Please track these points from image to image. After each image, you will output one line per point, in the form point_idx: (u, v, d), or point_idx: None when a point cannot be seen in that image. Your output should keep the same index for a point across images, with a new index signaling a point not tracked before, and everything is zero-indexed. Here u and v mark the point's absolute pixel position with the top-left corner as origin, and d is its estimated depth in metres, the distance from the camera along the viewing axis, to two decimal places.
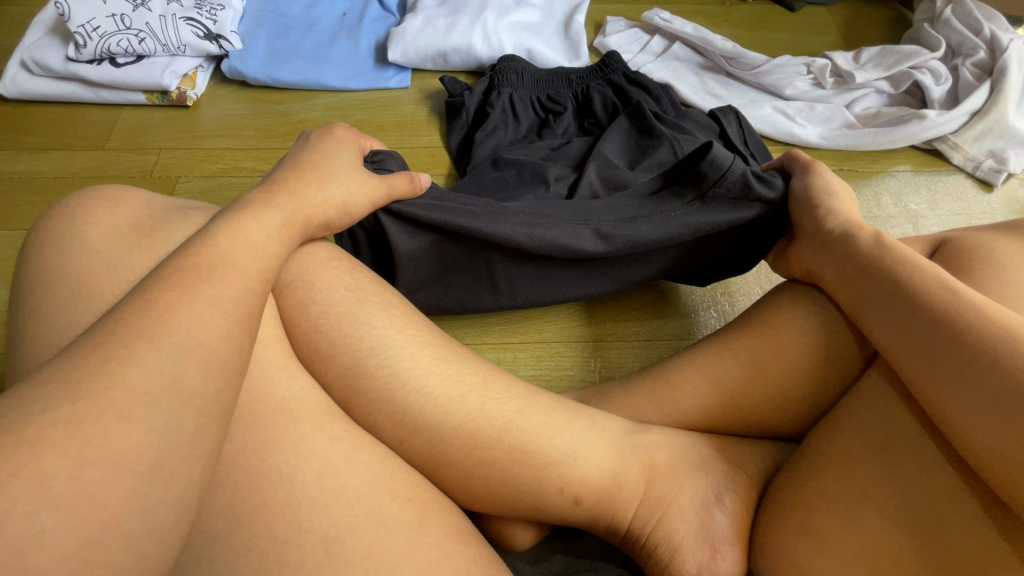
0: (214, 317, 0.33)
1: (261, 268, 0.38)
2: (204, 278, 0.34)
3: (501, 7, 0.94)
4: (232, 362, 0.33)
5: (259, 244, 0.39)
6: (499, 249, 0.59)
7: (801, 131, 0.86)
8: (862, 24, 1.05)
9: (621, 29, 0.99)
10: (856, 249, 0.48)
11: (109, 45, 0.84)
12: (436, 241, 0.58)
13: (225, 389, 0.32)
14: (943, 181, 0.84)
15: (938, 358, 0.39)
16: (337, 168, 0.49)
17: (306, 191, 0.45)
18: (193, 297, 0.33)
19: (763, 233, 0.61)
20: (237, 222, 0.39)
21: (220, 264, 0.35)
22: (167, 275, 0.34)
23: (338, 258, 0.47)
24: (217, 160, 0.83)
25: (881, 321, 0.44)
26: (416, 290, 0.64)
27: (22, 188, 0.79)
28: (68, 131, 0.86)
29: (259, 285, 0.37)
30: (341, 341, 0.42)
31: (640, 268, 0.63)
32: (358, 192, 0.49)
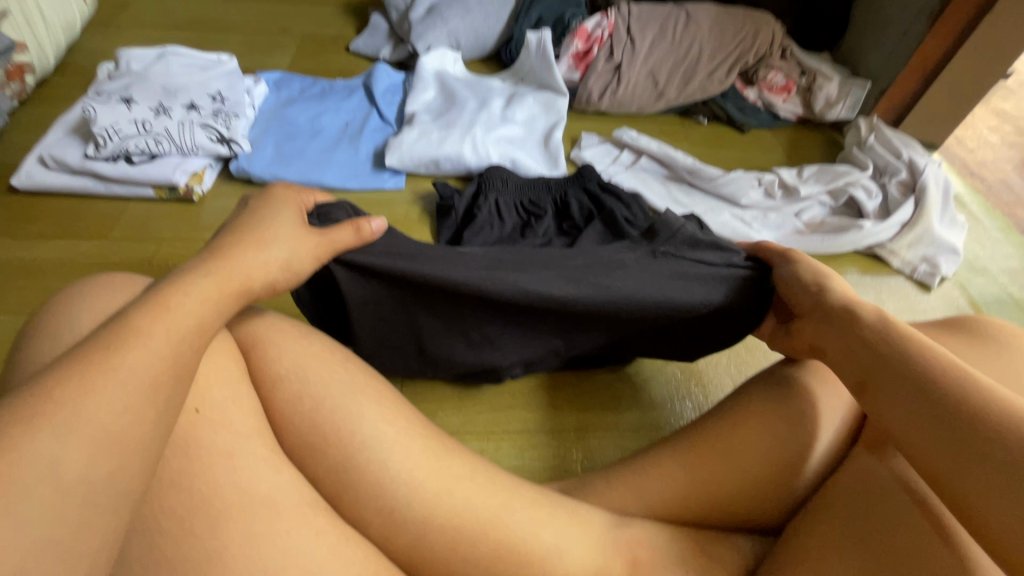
0: (118, 402, 0.33)
1: (174, 330, 0.38)
2: (106, 352, 0.35)
3: (488, 124, 1.07)
4: (128, 440, 0.33)
5: (187, 316, 0.39)
6: (458, 296, 0.60)
7: (757, 235, 0.96)
8: (802, 146, 1.20)
9: (594, 144, 1.11)
10: (857, 323, 0.49)
11: (126, 145, 0.90)
12: (396, 287, 0.60)
13: (119, 473, 0.32)
14: (886, 282, 0.93)
15: (944, 438, 0.39)
16: (273, 228, 0.49)
17: (241, 257, 0.45)
18: (101, 381, 0.33)
19: (743, 301, 0.63)
20: (158, 298, 0.39)
21: (122, 335, 0.36)
22: (84, 351, 0.35)
23: (332, 350, 0.48)
24: None
25: (886, 398, 0.43)
26: (376, 334, 0.66)
27: (19, 273, 0.82)
28: (73, 222, 0.90)
29: (175, 360, 0.37)
30: (332, 433, 0.44)
31: (607, 330, 0.66)
32: (301, 249, 0.49)
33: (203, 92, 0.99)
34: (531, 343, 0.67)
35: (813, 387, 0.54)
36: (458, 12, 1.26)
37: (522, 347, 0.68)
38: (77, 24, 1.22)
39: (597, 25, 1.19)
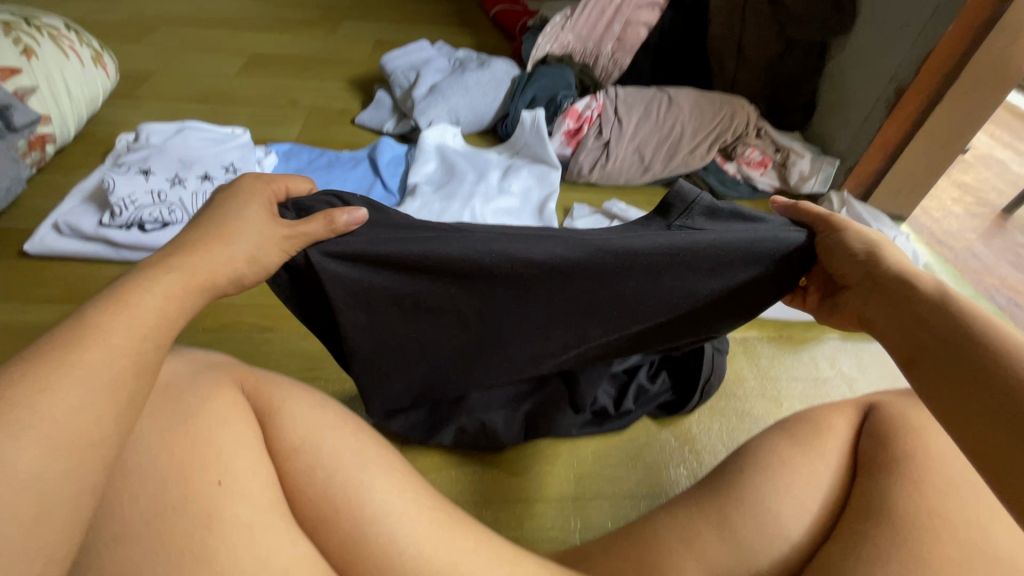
0: (74, 401, 0.35)
1: (137, 330, 0.40)
2: (70, 349, 0.37)
3: (486, 195, 1.14)
4: (86, 438, 0.35)
5: (150, 312, 0.41)
6: (456, 276, 0.56)
7: None
8: None
9: (586, 215, 1.18)
10: (912, 296, 0.49)
11: (141, 214, 0.94)
12: (389, 273, 0.55)
13: (76, 471, 0.34)
14: (867, 347, 0.98)
15: (971, 401, 0.41)
16: (242, 222, 0.49)
17: (202, 254, 0.46)
18: (58, 377, 0.35)
19: (774, 269, 0.57)
20: (118, 295, 0.41)
21: (85, 331, 0.38)
22: (48, 346, 0.37)
23: (344, 419, 0.50)
24: (220, 316, 0.90)
25: (934, 373, 0.44)
26: (371, 340, 0.60)
27: (26, 338, 0.83)
28: (81, 286, 0.92)
29: (134, 356, 0.39)
30: (344, 504, 0.45)
31: (625, 312, 0.59)
32: (265, 243, 0.50)
33: (217, 163, 1.05)
34: (538, 336, 0.61)
35: (802, 459, 0.56)
36: (457, 92, 1.36)
37: (528, 341, 0.62)
38: (101, 99, 1.30)
39: (586, 106, 1.30)
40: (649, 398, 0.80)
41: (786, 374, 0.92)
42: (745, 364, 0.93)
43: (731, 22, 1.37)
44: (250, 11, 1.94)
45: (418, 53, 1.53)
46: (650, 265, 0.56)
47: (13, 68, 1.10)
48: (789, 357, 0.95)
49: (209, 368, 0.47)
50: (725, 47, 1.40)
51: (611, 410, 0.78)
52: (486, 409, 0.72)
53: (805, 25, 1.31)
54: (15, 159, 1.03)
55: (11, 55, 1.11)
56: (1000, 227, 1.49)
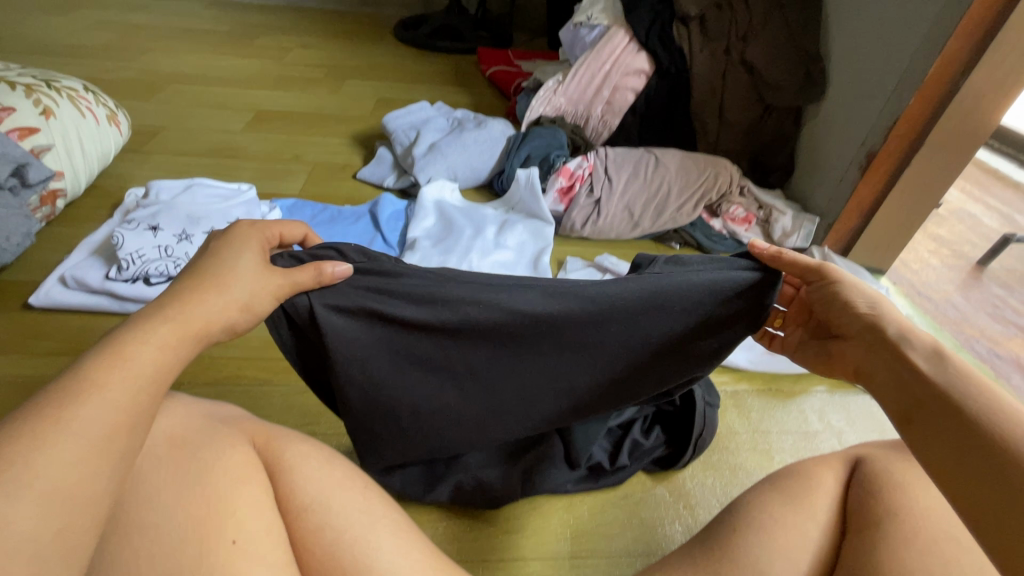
0: (71, 456, 0.35)
1: (133, 383, 0.40)
2: (68, 404, 0.37)
3: (483, 249, 1.18)
4: (78, 492, 0.35)
5: (148, 364, 0.41)
6: (446, 326, 0.59)
7: (732, 355, 1.03)
8: None
9: (579, 268, 1.22)
10: (907, 355, 0.50)
11: (147, 269, 0.98)
12: (383, 322, 0.59)
13: (68, 530, 0.34)
14: (854, 400, 1.00)
15: (968, 459, 0.42)
16: (235, 271, 0.50)
17: (202, 301, 0.47)
18: (56, 433, 0.35)
19: (738, 310, 0.60)
20: (116, 347, 0.41)
21: (82, 385, 0.38)
22: (46, 400, 0.37)
23: (354, 478, 0.52)
24: (219, 369, 0.91)
25: (932, 432, 0.45)
26: (372, 394, 0.62)
27: (24, 391, 0.83)
28: (83, 338, 0.93)
29: (132, 410, 0.39)
30: (351, 565, 0.46)
31: (605, 357, 0.62)
32: (260, 289, 0.51)
33: (223, 218, 1.09)
34: (526, 387, 0.63)
35: (793, 515, 0.57)
36: (456, 150, 1.44)
37: (516, 391, 0.63)
38: (112, 154, 1.35)
39: (578, 166, 1.38)
40: (645, 453, 0.81)
41: (777, 428, 0.94)
42: (735, 418, 0.94)
43: (712, 88, 1.48)
44: (258, 70, 2.04)
45: (419, 113, 1.62)
46: (627, 309, 0.59)
47: (31, 128, 1.16)
48: (778, 411, 0.97)
49: (226, 426, 0.49)
50: (706, 110, 1.50)
51: (605, 466, 0.79)
52: (481, 467, 0.74)
53: (781, 92, 1.40)
54: (27, 215, 1.06)
55: (30, 115, 1.17)
56: (976, 279, 1.54)
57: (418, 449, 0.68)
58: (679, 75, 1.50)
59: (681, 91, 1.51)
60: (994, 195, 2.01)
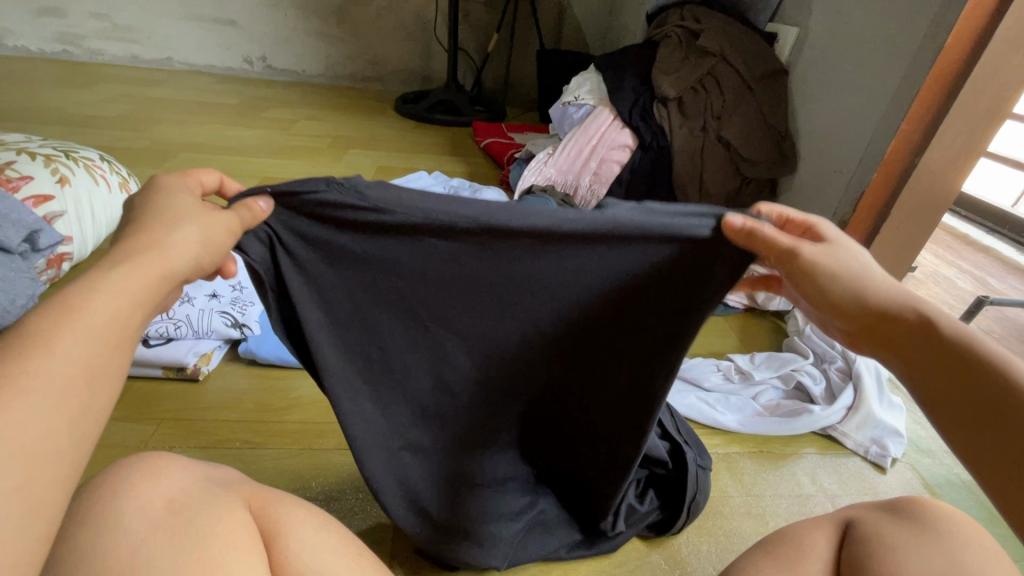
0: (30, 413, 0.34)
1: (97, 334, 0.39)
2: (31, 360, 0.35)
3: None
4: (40, 458, 0.34)
5: (106, 311, 0.40)
6: (398, 258, 0.57)
7: (722, 417, 1.04)
8: (753, 331, 1.37)
9: None
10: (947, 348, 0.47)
11: (147, 330, 1.01)
12: (334, 260, 0.57)
13: (27, 489, 0.33)
14: (844, 462, 1.01)
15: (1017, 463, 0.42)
16: (179, 210, 0.48)
17: (155, 238, 0.45)
18: (16, 390, 0.34)
19: (695, 261, 0.55)
20: (73, 298, 0.39)
21: (33, 338, 0.36)
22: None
23: (348, 545, 0.53)
24: (213, 432, 0.91)
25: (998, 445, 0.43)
26: (342, 344, 0.60)
27: None
28: None
29: (93, 364, 0.38)
30: None
31: (574, 286, 0.58)
32: (210, 221, 0.48)
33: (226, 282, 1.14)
34: (484, 324, 0.61)
35: None
36: None
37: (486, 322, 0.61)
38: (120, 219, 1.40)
39: None
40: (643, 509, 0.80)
41: (771, 491, 0.94)
42: (729, 480, 0.95)
43: (692, 161, 1.57)
44: (265, 140, 2.16)
45: (417, 181, 1.71)
46: (582, 235, 0.54)
47: (46, 195, 1.22)
48: (771, 473, 0.97)
49: (221, 490, 0.50)
50: (688, 180, 1.58)
51: (603, 531, 0.77)
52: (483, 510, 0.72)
53: (756, 165, 1.51)
54: (32, 276, 1.08)
55: (47, 183, 1.24)
56: None
57: (393, 414, 0.65)
58: (660, 148, 1.62)
59: (663, 162, 1.62)
60: (966, 259, 2.10)
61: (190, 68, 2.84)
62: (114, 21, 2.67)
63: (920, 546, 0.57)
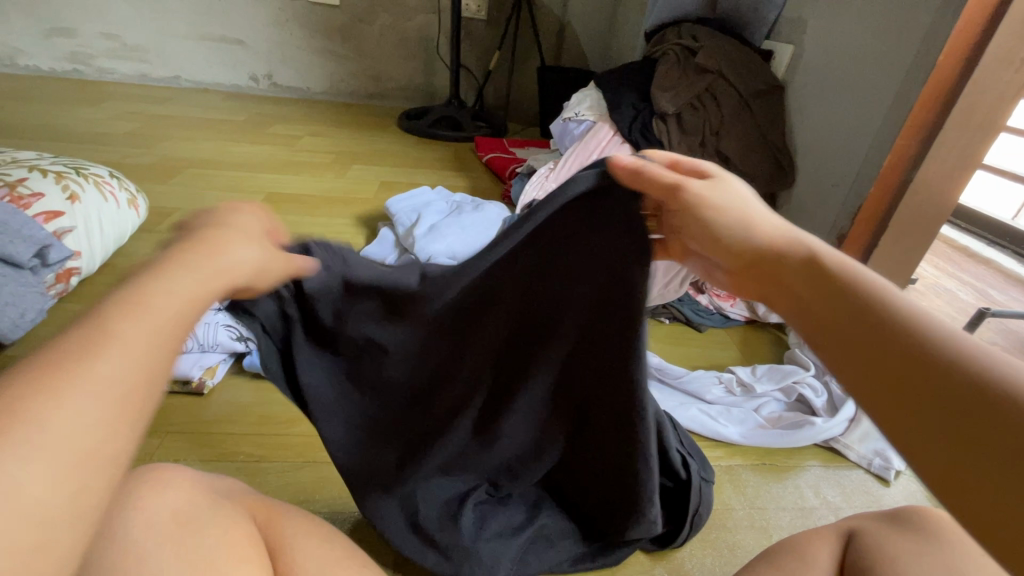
0: (82, 412, 0.31)
1: (161, 331, 0.37)
2: (89, 355, 0.33)
3: None
4: (85, 463, 0.31)
5: (169, 310, 0.38)
6: (361, 322, 0.63)
7: (724, 429, 1.05)
8: (754, 342, 1.38)
9: None
10: (808, 271, 0.47)
11: None
12: (303, 339, 0.65)
13: (64, 496, 0.29)
14: (847, 475, 1.01)
15: (886, 366, 0.40)
16: (246, 230, 0.49)
17: (220, 249, 0.45)
18: (69, 387, 0.31)
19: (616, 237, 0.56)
20: (137, 294, 0.37)
21: (97, 332, 0.34)
22: (60, 347, 0.33)
23: (351, 557, 0.54)
24: (217, 444, 0.91)
25: (856, 351, 0.42)
26: (338, 405, 0.68)
27: None
28: None
29: (151, 365, 0.35)
30: None
31: (522, 304, 0.60)
32: (271, 259, 0.51)
33: None
34: (444, 360, 0.64)
35: None
36: (455, 230, 1.51)
37: (446, 358, 0.63)
38: (128, 234, 1.43)
39: None
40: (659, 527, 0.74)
41: (773, 503, 0.94)
42: (732, 493, 0.95)
43: None
44: (270, 156, 2.19)
45: (420, 196, 1.73)
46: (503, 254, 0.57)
47: (56, 212, 1.24)
48: (774, 486, 0.97)
49: (226, 503, 0.51)
50: None
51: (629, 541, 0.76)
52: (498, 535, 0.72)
53: (755, 179, 1.53)
54: (42, 291, 1.10)
55: (57, 200, 1.26)
56: None
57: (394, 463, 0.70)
58: None
59: None
60: (966, 271, 2.11)
61: (198, 85, 2.89)
62: (124, 40, 2.73)
63: (922, 556, 0.57)
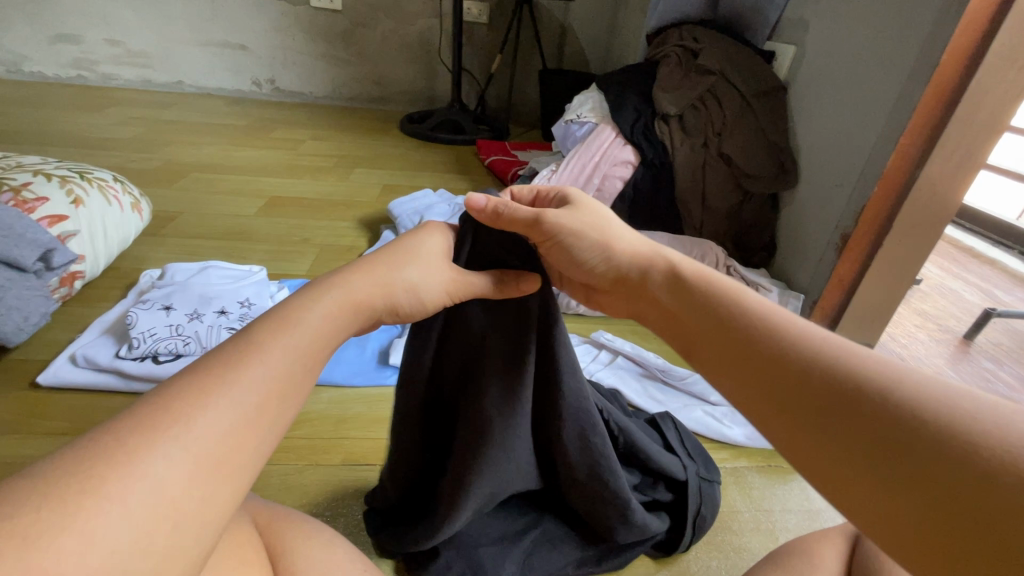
0: (229, 414, 0.38)
1: (297, 350, 0.45)
2: (241, 367, 0.41)
3: None
4: (226, 459, 0.37)
5: (306, 333, 0.46)
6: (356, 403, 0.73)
7: (729, 431, 1.04)
8: None
9: (575, 343, 1.23)
10: (712, 311, 0.51)
11: (157, 347, 1.02)
12: None
13: (206, 487, 0.35)
14: None
15: (790, 398, 0.42)
16: (413, 254, 0.58)
17: (384, 270, 0.55)
18: (223, 391, 0.39)
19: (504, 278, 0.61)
20: (285, 318, 0.47)
21: (246, 350, 0.43)
22: (216, 361, 0.41)
23: (355, 561, 0.54)
24: None
25: (771, 393, 0.44)
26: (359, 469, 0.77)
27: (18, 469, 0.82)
28: (81, 416, 0.93)
29: (284, 380, 0.43)
30: None
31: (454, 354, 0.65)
32: (431, 277, 0.57)
33: (235, 299, 1.15)
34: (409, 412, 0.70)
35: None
36: None
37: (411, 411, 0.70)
38: (131, 238, 1.43)
39: None
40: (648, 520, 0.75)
41: (779, 505, 0.93)
42: (737, 495, 0.94)
43: (694, 178, 1.60)
44: (273, 160, 2.20)
45: (422, 199, 1.74)
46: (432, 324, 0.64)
47: (60, 215, 1.24)
48: (780, 488, 0.96)
49: None
50: (691, 197, 1.62)
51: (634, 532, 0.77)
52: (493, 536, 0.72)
53: (757, 180, 1.53)
54: (47, 295, 1.10)
55: (61, 204, 1.26)
56: (965, 352, 1.54)
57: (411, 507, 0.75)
58: (662, 165, 1.65)
59: (664, 178, 1.65)
60: (971, 272, 2.10)
61: (201, 90, 2.90)
62: (128, 46, 2.75)
63: None
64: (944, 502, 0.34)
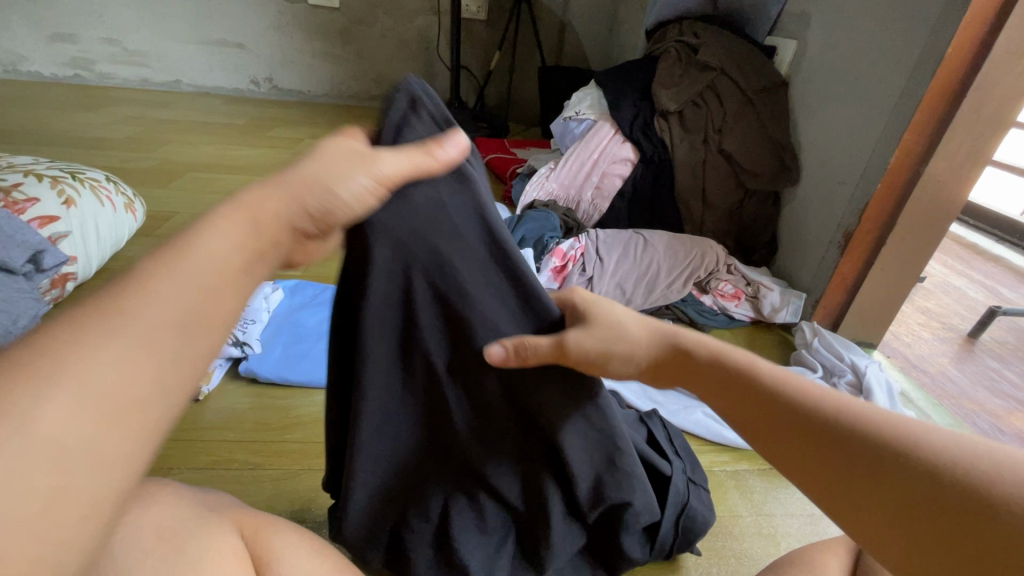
0: (118, 360, 0.31)
1: (209, 277, 0.36)
2: (130, 304, 0.33)
3: None
4: (118, 416, 0.31)
5: (219, 255, 0.37)
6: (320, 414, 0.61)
7: (729, 433, 1.03)
8: (759, 343, 1.35)
9: None
10: (729, 373, 0.53)
11: None
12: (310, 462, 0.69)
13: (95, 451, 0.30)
14: None
15: (815, 462, 0.46)
16: (322, 149, 0.44)
17: (290, 176, 0.41)
18: (106, 336, 0.32)
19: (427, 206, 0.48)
20: (191, 236, 0.37)
21: (142, 279, 0.35)
22: (106, 293, 0.34)
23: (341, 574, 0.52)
24: (212, 451, 0.90)
25: (793, 454, 0.48)
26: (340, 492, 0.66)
27: None
28: None
29: (193, 312, 0.35)
30: None
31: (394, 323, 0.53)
32: (341, 167, 0.42)
33: None
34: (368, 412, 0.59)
35: None
36: None
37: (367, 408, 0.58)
38: (125, 238, 1.42)
39: (570, 247, 1.44)
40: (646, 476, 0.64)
41: (781, 510, 0.91)
42: (738, 500, 0.92)
43: (694, 174, 1.59)
44: (270, 159, 2.19)
45: None
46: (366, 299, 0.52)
47: (51, 216, 1.23)
48: (782, 491, 0.95)
49: (212, 516, 0.49)
50: (690, 194, 1.60)
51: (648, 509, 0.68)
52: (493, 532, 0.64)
53: (757, 178, 1.52)
54: (37, 297, 1.09)
55: (53, 205, 1.25)
56: (969, 351, 1.52)
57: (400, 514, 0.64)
58: (662, 162, 1.63)
59: (665, 175, 1.63)
60: (976, 269, 2.07)
61: (198, 89, 2.89)
62: (125, 46, 2.73)
63: None
64: (968, 555, 0.38)
